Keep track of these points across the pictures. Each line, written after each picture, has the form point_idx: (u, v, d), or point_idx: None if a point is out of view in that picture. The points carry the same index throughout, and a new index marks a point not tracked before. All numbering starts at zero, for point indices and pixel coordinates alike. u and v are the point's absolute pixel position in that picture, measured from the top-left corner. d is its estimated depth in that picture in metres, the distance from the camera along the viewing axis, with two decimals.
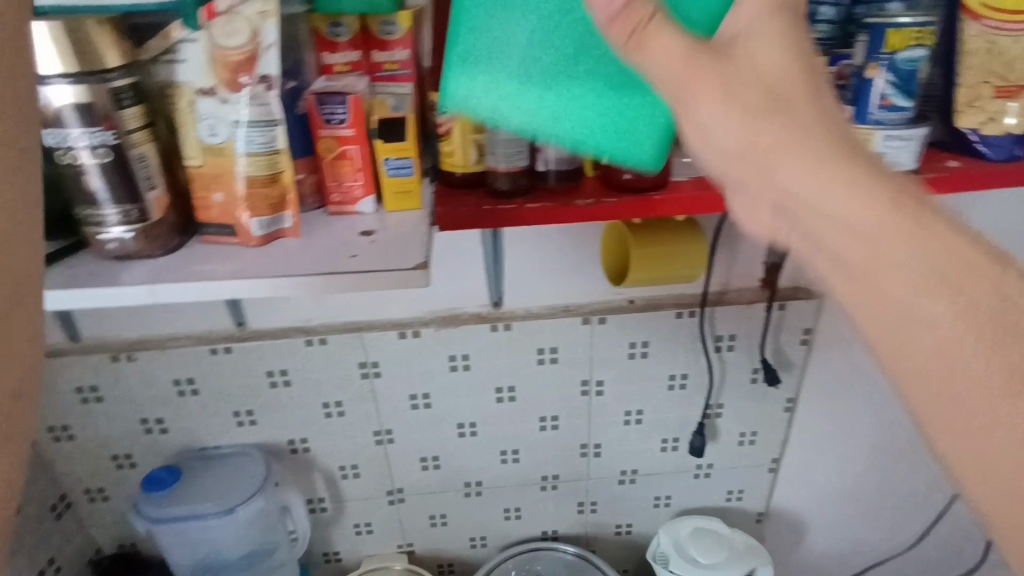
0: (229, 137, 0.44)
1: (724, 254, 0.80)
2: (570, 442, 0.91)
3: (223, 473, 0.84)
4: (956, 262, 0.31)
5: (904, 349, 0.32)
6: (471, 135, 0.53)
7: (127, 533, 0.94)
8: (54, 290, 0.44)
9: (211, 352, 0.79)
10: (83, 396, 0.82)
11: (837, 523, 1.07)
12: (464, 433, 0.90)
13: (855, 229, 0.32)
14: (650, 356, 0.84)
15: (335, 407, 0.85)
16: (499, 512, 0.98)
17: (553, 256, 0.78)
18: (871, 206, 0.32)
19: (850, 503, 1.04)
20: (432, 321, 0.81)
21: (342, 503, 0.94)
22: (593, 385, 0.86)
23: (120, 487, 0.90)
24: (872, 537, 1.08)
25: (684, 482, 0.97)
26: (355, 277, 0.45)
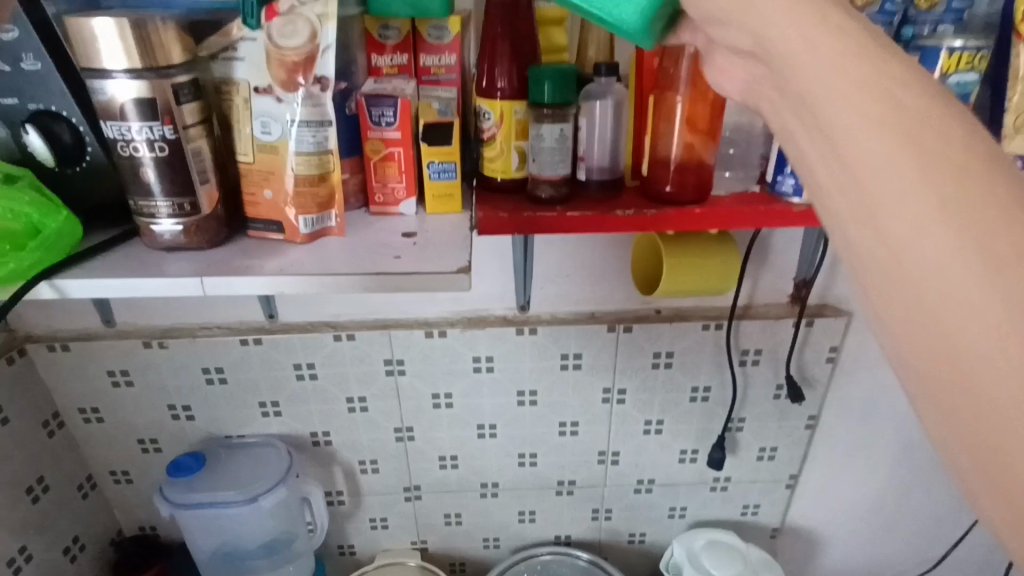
0: (282, 135, 0.45)
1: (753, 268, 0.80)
2: (589, 448, 0.92)
3: (246, 461, 0.86)
4: (1015, 250, 0.27)
5: (923, 331, 0.29)
6: (515, 142, 0.53)
7: (149, 516, 0.96)
8: (75, 280, 0.44)
9: (241, 343, 0.80)
10: (115, 379, 0.83)
11: (852, 543, 1.06)
12: (484, 434, 0.90)
13: (898, 206, 0.29)
14: (674, 367, 0.84)
15: (358, 402, 0.86)
16: (514, 514, 0.98)
17: (583, 263, 0.78)
18: (923, 180, 0.28)
19: (867, 523, 1.03)
20: (459, 321, 0.82)
21: (360, 497, 0.95)
22: (615, 393, 0.86)
23: (144, 470, 0.91)
24: (887, 559, 1.07)
25: (700, 494, 0.97)
26: (398, 279, 0.45)
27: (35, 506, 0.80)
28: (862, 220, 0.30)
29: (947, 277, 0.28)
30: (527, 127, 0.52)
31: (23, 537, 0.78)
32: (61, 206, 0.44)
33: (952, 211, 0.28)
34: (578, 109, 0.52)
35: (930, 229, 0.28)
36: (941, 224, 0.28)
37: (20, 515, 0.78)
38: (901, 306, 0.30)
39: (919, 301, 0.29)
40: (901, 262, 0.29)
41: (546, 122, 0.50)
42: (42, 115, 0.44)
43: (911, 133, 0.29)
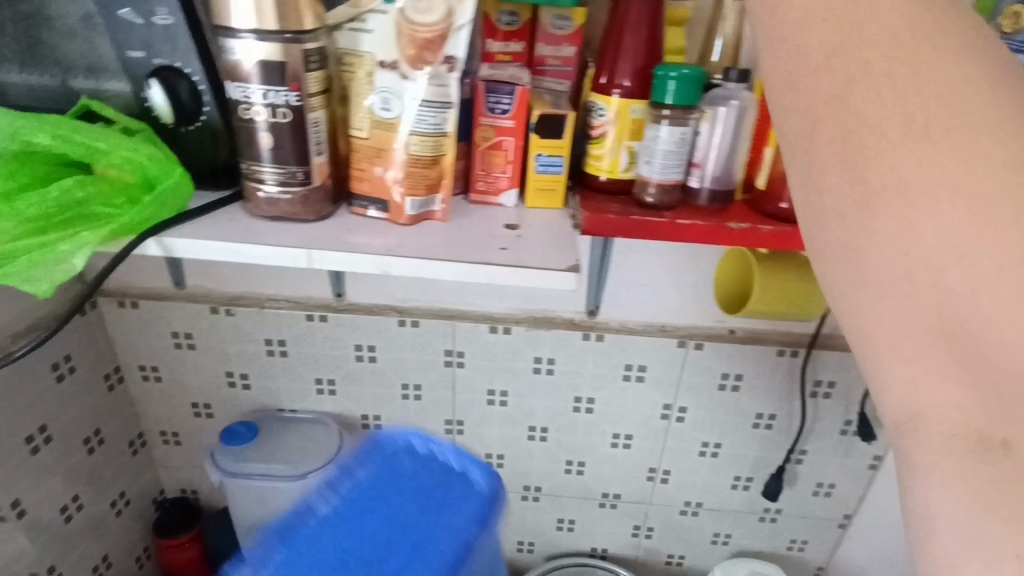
0: (401, 113, 0.44)
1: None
2: (640, 464, 0.89)
3: (297, 437, 0.86)
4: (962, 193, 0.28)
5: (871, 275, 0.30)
6: (627, 141, 0.50)
7: (191, 479, 0.97)
8: (183, 237, 0.44)
9: (307, 318, 0.80)
10: (178, 341, 0.84)
11: None
12: (534, 436, 0.88)
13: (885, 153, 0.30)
14: (740, 390, 0.81)
15: (413, 389, 0.85)
16: (552, 521, 0.96)
17: (661, 273, 0.76)
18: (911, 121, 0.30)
19: None
20: (524, 320, 0.80)
21: None
22: (675, 410, 0.84)
23: (196, 433, 0.92)
24: None
25: (747, 523, 0.94)
26: (504, 269, 0.44)
27: (89, 458, 0.81)
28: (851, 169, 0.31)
29: (934, 206, 0.29)
30: (643, 127, 0.50)
31: (74, 487, 0.79)
32: (176, 163, 0.44)
33: (938, 146, 0.29)
34: (700, 113, 0.50)
35: (914, 166, 0.29)
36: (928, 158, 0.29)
37: (74, 464, 0.79)
38: (875, 241, 0.30)
39: (898, 232, 0.29)
40: (886, 198, 0.30)
41: (666, 123, 0.48)
42: (166, 70, 0.44)
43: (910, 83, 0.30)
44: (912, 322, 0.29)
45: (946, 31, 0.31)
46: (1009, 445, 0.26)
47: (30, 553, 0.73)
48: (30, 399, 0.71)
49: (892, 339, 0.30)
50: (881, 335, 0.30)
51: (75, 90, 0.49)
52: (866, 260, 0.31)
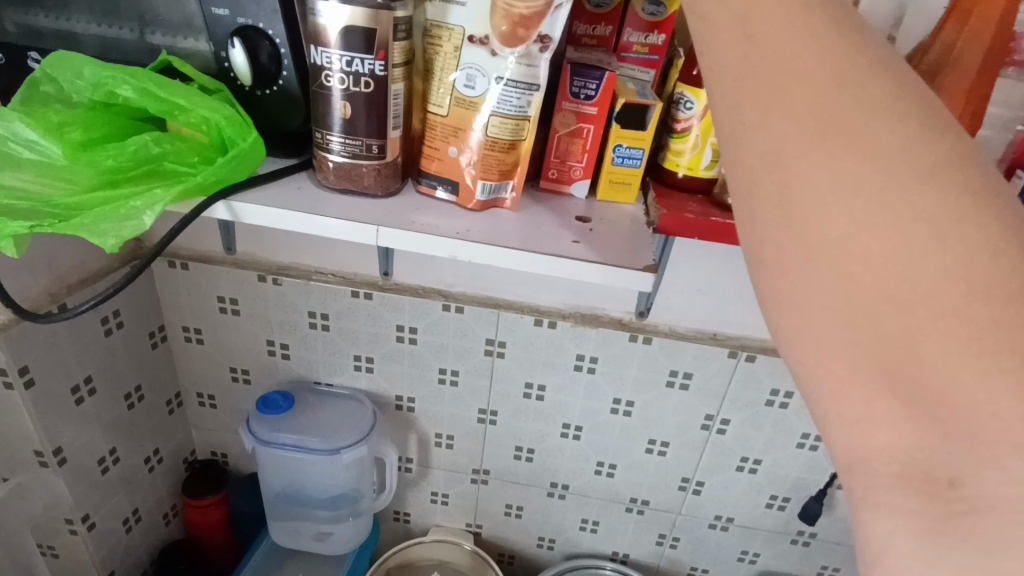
0: (485, 92, 0.42)
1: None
2: (673, 473, 0.86)
3: (333, 411, 0.86)
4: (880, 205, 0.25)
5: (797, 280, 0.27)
6: (713, 138, 0.48)
7: (222, 442, 0.98)
8: (253, 204, 0.44)
9: (352, 294, 0.80)
10: (223, 305, 0.84)
11: None
12: (568, 434, 0.86)
13: (796, 194, 0.27)
14: (789, 406, 0.78)
15: (450, 375, 0.84)
16: (576, 521, 0.94)
17: (716, 279, 0.74)
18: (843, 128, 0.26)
19: None
20: (571, 315, 0.78)
21: (428, 469, 0.94)
22: (717, 422, 0.81)
23: (231, 398, 0.93)
24: None
25: (778, 544, 0.90)
26: (579, 265, 0.43)
27: (128, 412, 0.83)
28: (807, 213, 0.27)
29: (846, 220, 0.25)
30: None
31: (113, 440, 0.81)
32: (251, 124, 0.43)
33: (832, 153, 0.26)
34: None
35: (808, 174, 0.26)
36: (830, 195, 0.26)
37: (114, 417, 0.80)
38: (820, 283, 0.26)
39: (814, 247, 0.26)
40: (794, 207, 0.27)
41: None
42: (248, 31, 0.43)
43: (871, 109, 0.26)
44: (857, 372, 0.26)
45: (850, 30, 0.28)
46: (956, 484, 0.25)
47: (67, 500, 0.75)
48: (81, 350, 0.72)
49: (833, 381, 0.27)
50: (810, 366, 0.28)
51: (157, 47, 0.49)
52: (798, 295, 0.27)
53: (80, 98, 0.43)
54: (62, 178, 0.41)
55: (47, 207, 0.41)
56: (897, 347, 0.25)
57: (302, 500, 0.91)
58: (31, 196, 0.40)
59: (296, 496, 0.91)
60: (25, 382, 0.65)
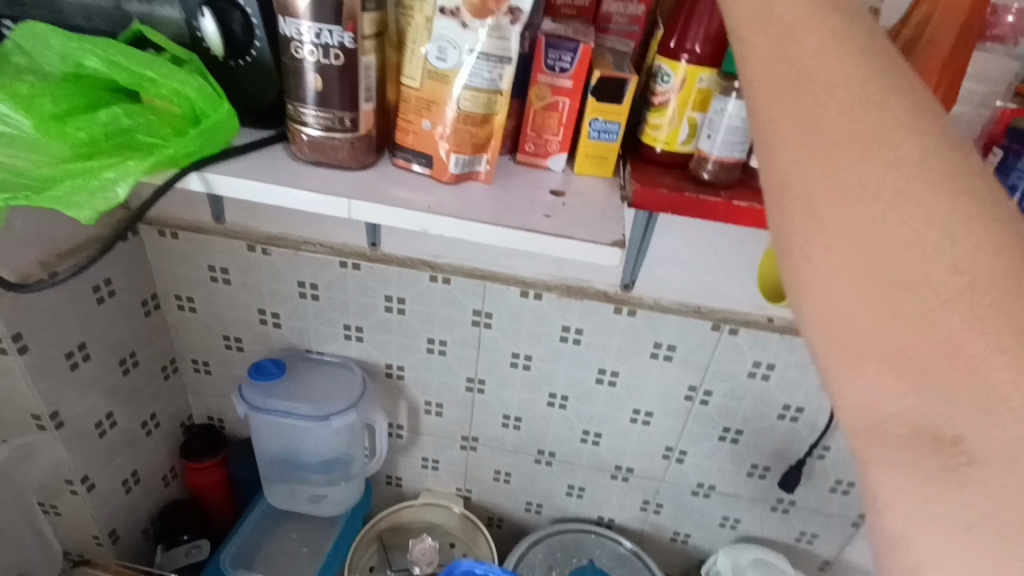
0: (457, 65, 0.42)
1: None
2: (657, 442, 0.88)
3: (322, 380, 0.88)
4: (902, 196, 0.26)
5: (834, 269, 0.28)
6: (690, 112, 0.48)
7: (218, 408, 1.00)
8: (226, 177, 0.45)
9: (340, 264, 0.81)
10: (213, 275, 0.85)
11: None
12: (554, 403, 0.88)
13: None
14: (770, 377, 0.79)
15: (438, 345, 0.86)
16: (563, 486, 0.97)
17: (700, 253, 0.74)
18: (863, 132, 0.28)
19: None
20: (556, 287, 0.79)
21: (418, 435, 0.96)
22: (700, 393, 0.82)
23: (225, 365, 0.95)
24: None
25: (759, 511, 0.92)
26: (548, 238, 0.44)
27: (124, 378, 0.84)
28: (797, 208, 0.30)
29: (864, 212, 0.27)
30: (709, 99, 0.47)
31: (110, 404, 0.82)
32: (224, 97, 0.44)
33: None
34: None
35: None
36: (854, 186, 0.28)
37: (111, 383, 0.82)
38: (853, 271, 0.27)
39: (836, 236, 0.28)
40: None
41: (734, 97, 0.45)
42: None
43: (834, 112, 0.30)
44: (869, 349, 0.27)
45: None
46: (958, 443, 0.24)
47: (65, 461, 0.78)
48: (75, 318, 0.73)
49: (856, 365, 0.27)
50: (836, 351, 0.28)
51: (133, 16, 0.49)
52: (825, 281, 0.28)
53: (53, 70, 0.43)
54: (35, 150, 0.42)
55: (23, 178, 0.41)
56: (898, 321, 0.26)
57: (295, 465, 0.94)
58: (8, 168, 0.41)
59: (290, 461, 0.94)
60: (18, 348, 0.67)
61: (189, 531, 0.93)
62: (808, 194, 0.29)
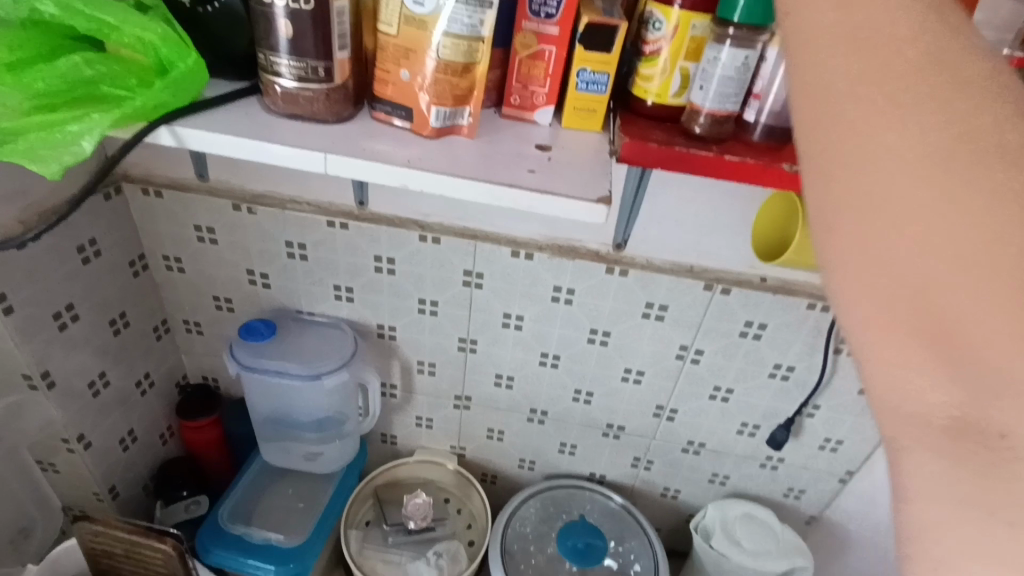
0: (436, 9, 0.40)
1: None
2: (648, 400, 0.89)
3: (313, 340, 0.87)
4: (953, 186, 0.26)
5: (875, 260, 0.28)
6: (682, 62, 0.46)
7: (212, 368, 1.01)
8: (192, 130, 0.43)
9: (328, 224, 0.79)
10: (200, 234, 0.84)
11: None
12: (546, 363, 0.88)
13: None
14: (762, 337, 0.79)
15: (430, 305, 0.85)
16: (555, 444, 0.98)
17: (695, 212, 0.73)
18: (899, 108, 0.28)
19: None
20: (547, 247, 0.77)
21: (412, 394, 0.97)
22: (691, 352, 0.82)
23: (217, 325, 0.94)
24: None
25: (748, 468, 0.94)
26: (531, 194, 0.42)
27: (115, 338, 0.84)
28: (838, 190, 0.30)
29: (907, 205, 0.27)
30: (702, 47, 0.45)
31: (102, 364, 0.83)
32: (190, 46, 0.42)
33: None
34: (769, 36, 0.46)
35: None
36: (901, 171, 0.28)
37: (102, 342, 0.82)
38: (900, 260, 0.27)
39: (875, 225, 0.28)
40: None
41: (728, 44, 0.43)
42: None
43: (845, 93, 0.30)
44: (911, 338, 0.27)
45: None
46: (1006, 438, 0.25)
47: (58, 420, 0.78)
48: (61, 278, 0.72)
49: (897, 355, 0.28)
50: (875, 340, 0.29)
51: None
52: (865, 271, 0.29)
53: (10, 16, 0.41)
54: None
55: None
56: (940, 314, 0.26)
57: (289, 423, 0.95)
58: None
59: (284, 419, 0.95)
60: (4, 309, 0.66)
61: (187, 487, 0.95)
62: (853, 183, 0.29)
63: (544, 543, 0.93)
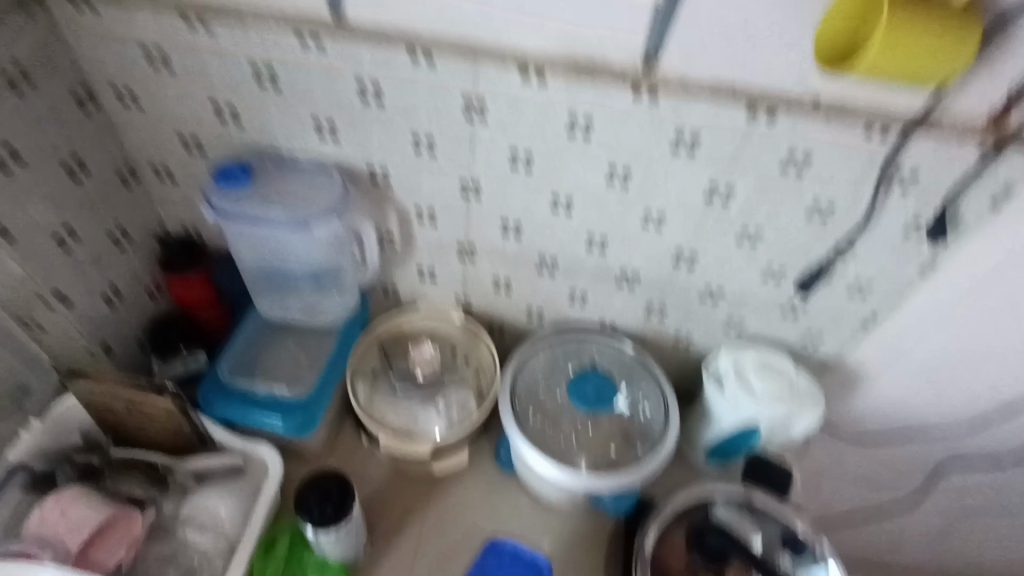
0: None
1: (986, 56, 0.58)
2: (668, 246, 0.82)
3: (300, 186, 0.78)
4: None
5: None
6: None
7: (194, 220, 0.92)
8: None
9: (298, 42, 0.66)
10: (150, 59, 0.71)
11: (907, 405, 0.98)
12: (558, 207, 0.79)
13: None
14: (804, 172, 0.69)
15: (425, 142, 0.74)
16: (565, 294, 0.93)
17: (749, 15, 0.59)
18: None
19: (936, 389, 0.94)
20: (563, 67, 0.65)
21: (412, 244, 0.90)
22: (722, 191, 0.73)
23: (190, 171, 0.84)
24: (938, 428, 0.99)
25: (767, 314, 0.90)
26: None
27: (75, 186, 0.75)
28: None
29: None
30: None
31: (65, 215, 0.74)
32: None
33: None
34: None
35: None
36: None
37: (59, 190, 0.73)
38: None
39: None
40: None
41: None
42: None
43: None
44: None
45: None
46: None
47: (25, 278, 0.71)
48: None
49: None
50: None
51: None
52: None
53: None
54: None
55: None
56: None
57: (282, 276, 0.89)
58: None
59: (276, 273, 0.89)
60: None
61: (185, 342, 0.93)
62: None
63: (554, 390, 0.92)
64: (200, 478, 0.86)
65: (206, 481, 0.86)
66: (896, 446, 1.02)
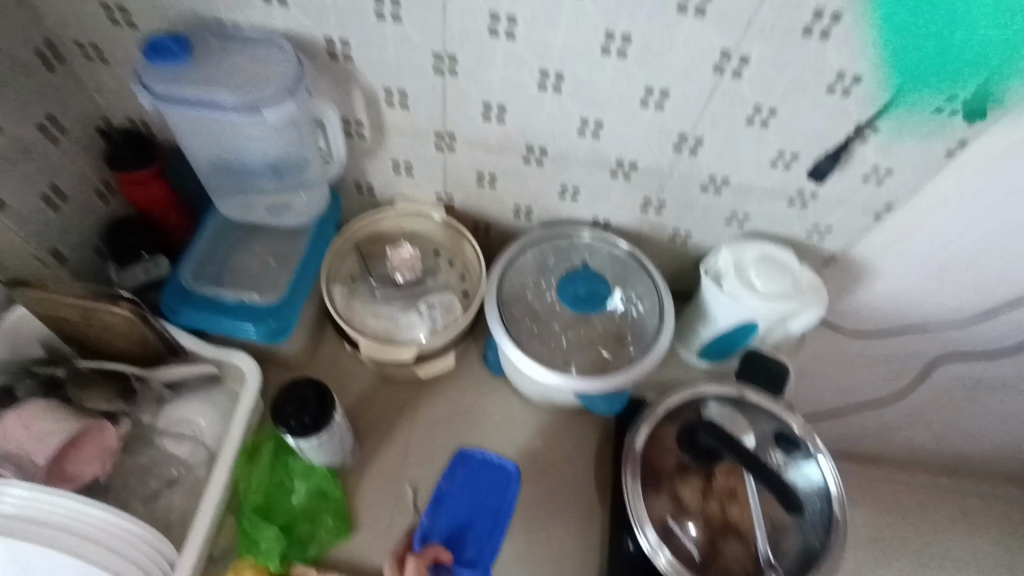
0: None
1: None
2: (668, 130, 0.73)
3: (242, 59, 0.68)
4: None
5: None
6: None
7: (138, 109, 0.82)
8: None
9: None
10: None
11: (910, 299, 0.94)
12: (546, 85, 0.70)
13: None
14: (831, 34, 0.59)
15: (390, 6, 0.63)
16: (555, 188, 0.85)
17: None
18: None
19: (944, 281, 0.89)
20: None
21: (384, 133, 0.80)
22: (733, 61, 0.64)
23: (123, 50, 0.73)
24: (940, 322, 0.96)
25: (772, 206, 0.83)
26: None
27: None
28: None
29: None
30: None
31: None
32: None
33: None
34: None
35: None
36: None
37: None
38: None
39: None
40: None
41: None
42: None
43: None
44: None
45: None
46: None
47: None
48: None
49: None
50: None
51: None
52: None
53: None
54: None
55: None
56: None
57: (239, 171, 0.80)
58: None
59: (233, 168, 0.80)
60: None
61: (146, 248, 0.84)
62: None
63: (543, 291, 0.87)
64: (173, 388, 0.83)
65: (179, 391, 0.83)
66: (893, 337, 1.00)
